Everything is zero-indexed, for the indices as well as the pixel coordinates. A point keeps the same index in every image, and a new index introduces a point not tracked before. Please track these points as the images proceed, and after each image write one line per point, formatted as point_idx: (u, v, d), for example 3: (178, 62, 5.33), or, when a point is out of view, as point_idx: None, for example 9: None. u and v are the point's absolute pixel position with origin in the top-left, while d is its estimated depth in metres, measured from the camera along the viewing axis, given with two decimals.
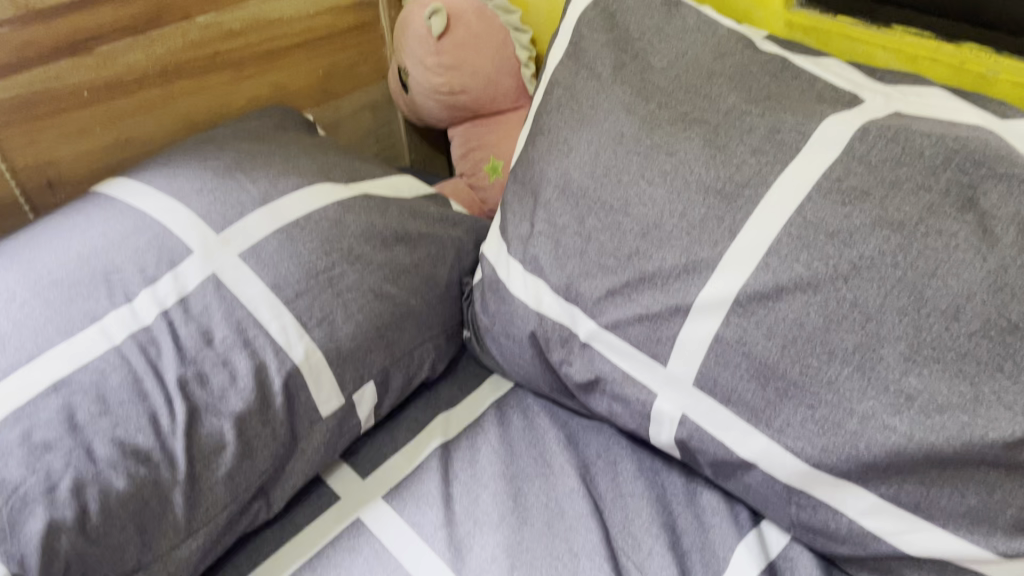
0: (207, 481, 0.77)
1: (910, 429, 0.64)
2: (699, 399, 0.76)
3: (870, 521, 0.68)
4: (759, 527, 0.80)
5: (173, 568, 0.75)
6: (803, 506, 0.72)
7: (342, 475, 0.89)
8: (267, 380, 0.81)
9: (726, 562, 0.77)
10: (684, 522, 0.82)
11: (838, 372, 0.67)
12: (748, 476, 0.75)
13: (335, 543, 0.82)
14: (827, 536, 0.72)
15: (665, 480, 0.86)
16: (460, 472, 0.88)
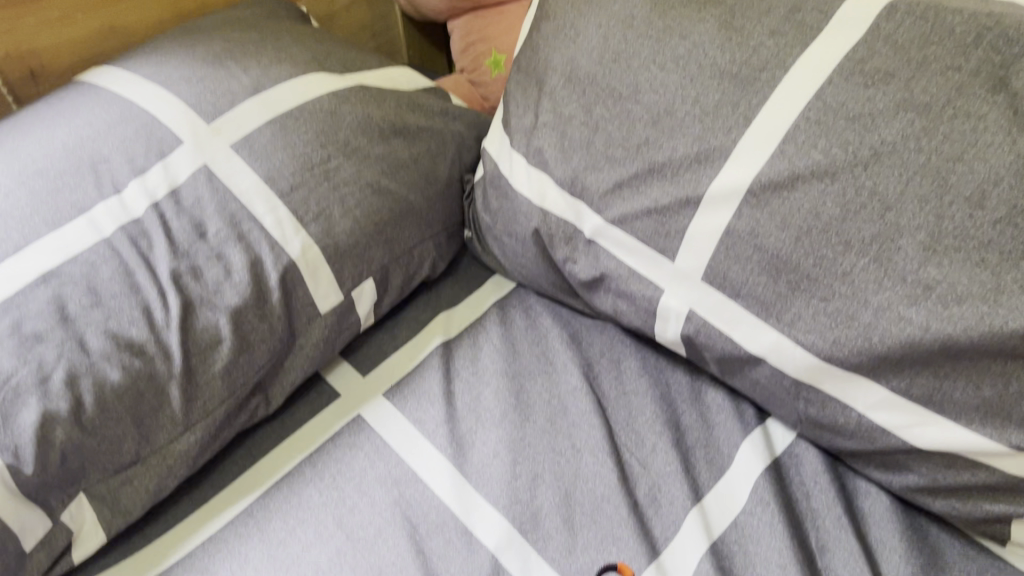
0: (204, 375, 0.75)
1: (926, 320, 0.62)
2: (707, 294, 0.74)
3: (880, 415, 0.67)
4: (764, 425, 0.79)
5: (172, 461, 0.74)
6: (811, 401, 0.71)
7: (342, 373, 0.88)
8: (262, 274, 0.79)
9: (730, 459, 0.77)
10: (688, 419, 0.81)
11: (854, 263, 0.65)
12: (755, 372, 0.74)
13: (336, 439, 0.81)
14: (835, 431, 0.71)
15: (669, 378, 0.85)
16: (461, 370, 0.87)
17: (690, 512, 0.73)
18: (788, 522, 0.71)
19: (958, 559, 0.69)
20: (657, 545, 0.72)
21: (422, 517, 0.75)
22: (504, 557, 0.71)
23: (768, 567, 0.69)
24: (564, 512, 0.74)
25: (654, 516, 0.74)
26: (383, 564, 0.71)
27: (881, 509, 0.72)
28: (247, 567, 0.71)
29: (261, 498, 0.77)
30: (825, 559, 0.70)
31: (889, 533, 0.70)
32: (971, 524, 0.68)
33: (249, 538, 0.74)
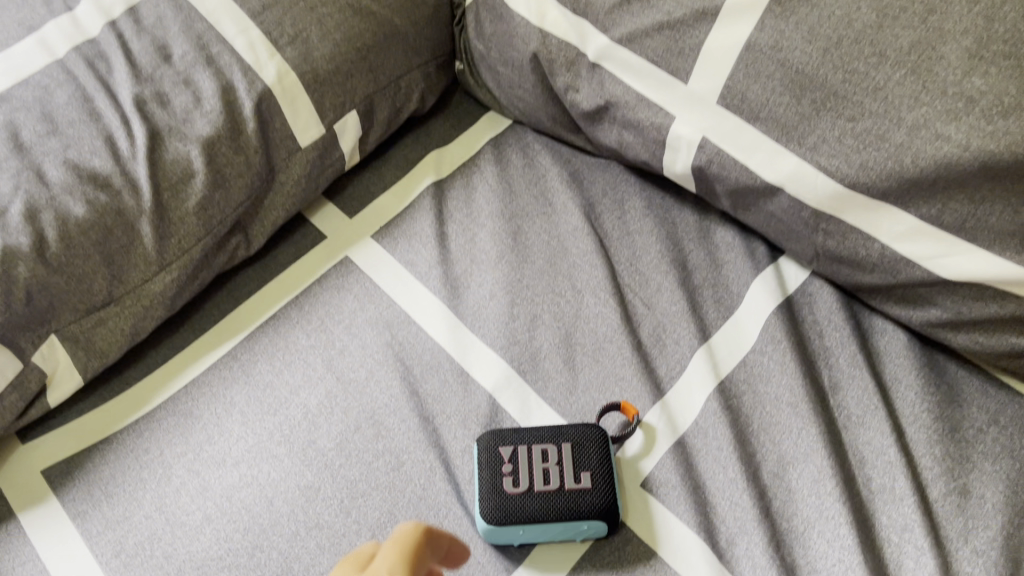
0: (176, 212, 0.70)
1: (967, 138, 0.56)
2: (722, 119, 0.68)
3: (904, 246, 0.63)
4: (777, 263, 0.75)
5: (148, 302, 0.70)
6: (831, 233, 0.66)
7: (326, 213, 0.82)
8: (236, 102, 0.72)
9: (740, 299, 0.73)
10: (696, 258, 0.76)
11: (888, 77, 0.59)
12: (771, 204, 0.69)
13: (322, 282, 0.76)
14: (854, 266, 0.67)
15: (676, 216, 0.79)
16: (455, 211, 0.81)
17: (697, 352, 0.69)
18: (800, 361, 0.67)
19: (976, 396, 0.66)
20: (662, 385, 0.69)
21: (416, 359, 0.71)
22: (501, 397, 0.69)
23: (778, 406, 0.66)
24: (565, 353, 0.71)
25: (659, 356, 0.70)
26: (376, 406, 0.68)
27: (897, 346, 0.69)
28: (233, 410, 0.69)
29: (245, 341, 0.73)
30: (837, 397, 0.67)
31: (905, 371, 0.67)
32: (993, 360, 0.65)
33: (234, 381, 0.70)
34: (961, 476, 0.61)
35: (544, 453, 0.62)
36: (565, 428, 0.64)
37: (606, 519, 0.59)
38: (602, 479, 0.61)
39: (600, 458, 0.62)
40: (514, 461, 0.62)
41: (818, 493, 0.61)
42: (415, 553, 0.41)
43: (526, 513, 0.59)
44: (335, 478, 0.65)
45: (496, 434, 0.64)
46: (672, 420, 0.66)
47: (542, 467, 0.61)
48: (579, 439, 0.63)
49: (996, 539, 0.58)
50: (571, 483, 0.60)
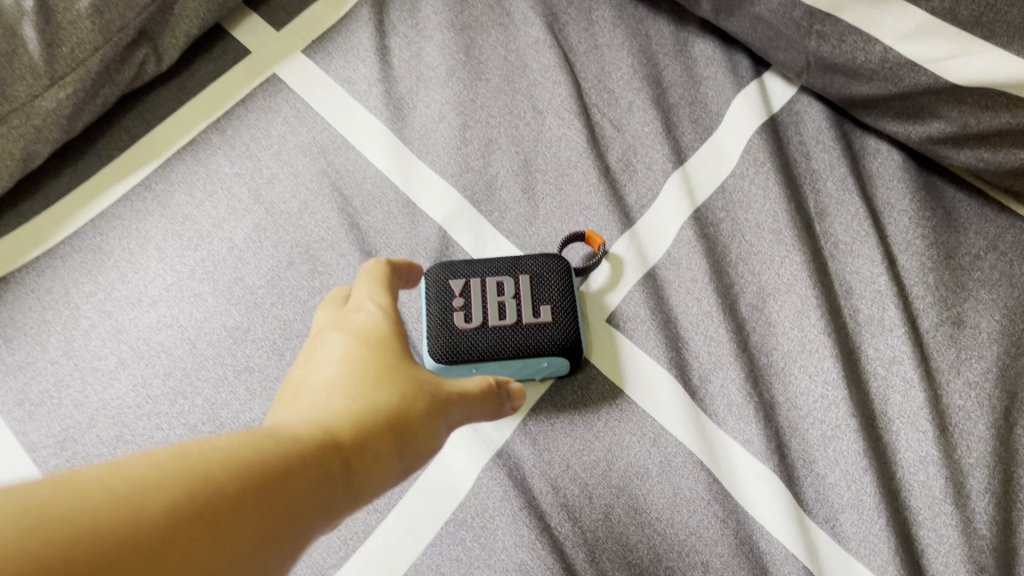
0: (65, 15, 0.60)
1: None
2: None
3: (909, 47, 0.55)
4: (761, 79, 0.67)
5: (41, 122, 0.60)
6: (825, 37, 0.58)
7: (247, 25, 0.71)
8: None
9: (719, 119, 0.65)
10: (671, 74, 0.68)
11: None
12: (756, 6, 0.61)
13: (247, 103, 0.67)
14: (850, 75, 0.59)
15: (650, 29, 0.70)
16: (399, 23, 0.71)
17: (672, 175, 0.62)
18: (784, 184, 0.60)
19: (974, 221, 0.60)
20: (631, 214, 0.61)
21: (355, 188, 0.63)
22: (452, 230, 0.61)
23: (758, 234, 0.59)
24: (523, 180, 0.63)
25: (628, 182, 0.63)
26: (311, 240, 0.61)
27: (892, 168, 0.62)
28: (149, 246, 0.61)
29: (160, 170, 0.64)
30: (824, 224, 0.60)
31: (899, 195, 0.61)
32: (997, 177, 0.58)
33: (149, 214, 0.62)
34: (955, 305, 0.56)
35: (500, 286, 0.55)
36: (524, 259, 0.57)
37: (568, 356, 0.53)
38: (564, 314, 0.54)
39: (562, 291, 0.55)
40: (467, 295, 0.55)
41: (800, 326, 0.55)
42: (389, 284, 0.46)
43: (480, 349, 0.53)
44: (266, 318, 0.58)
45: (445, 266, 0.57)
46: (642, 251, 0.59)
47: (498, 301, 0.55)
48: (539, 271, 0.56)
49: (990, 370, 0.54)
50: (530, 317, 0.54)
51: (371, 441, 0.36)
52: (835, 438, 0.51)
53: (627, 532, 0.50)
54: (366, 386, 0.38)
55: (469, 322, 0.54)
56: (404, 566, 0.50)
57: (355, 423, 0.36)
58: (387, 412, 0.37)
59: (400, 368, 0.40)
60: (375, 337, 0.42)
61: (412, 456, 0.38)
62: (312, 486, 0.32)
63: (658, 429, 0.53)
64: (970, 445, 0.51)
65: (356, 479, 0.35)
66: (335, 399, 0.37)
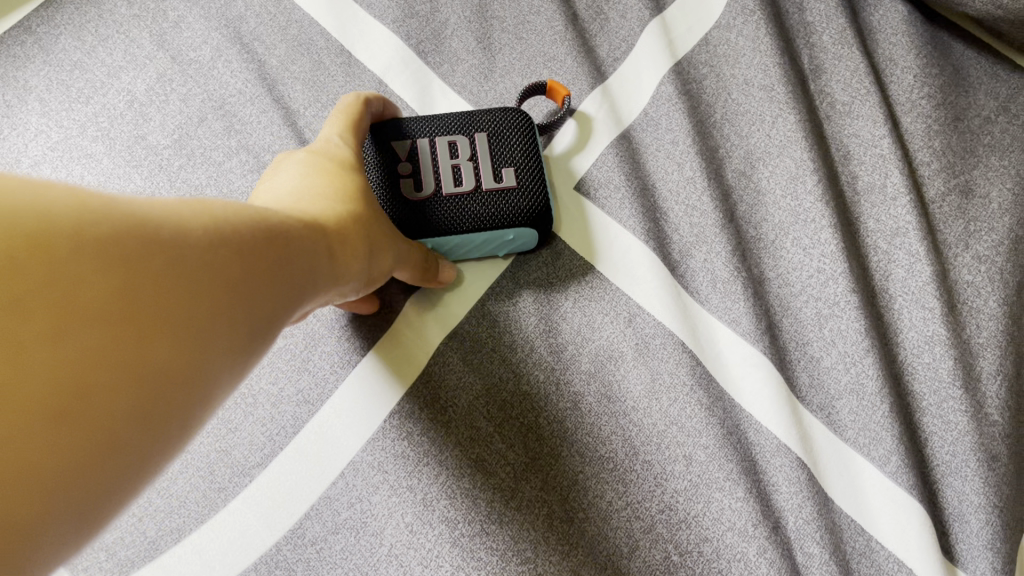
0: None
1: None
2: None
3: None
4: None
5: None
6: None
7: None
8: None
9: None
10: None
11: None
12: None
13: None
14: None
15: None
16: None
17: (649, 24, 0.54)
18: (777, 35, 0.53)
19: (984, 80, 0.53)
20: (601, 68, 0.53)
21: (279, 35, 0.53)
22: (394, 83, 0.52)
23: (746, 91, 0.52)
24: (478, 27, 0.54)
25: (599, 33, 0.55)
26: (225, 93, 0.51)
27: (896, 21, 0.54)
28: (30, 98, 0.51)
29: (43, 9, 0.53)
30: (819, 82, 0.53)
31: (902, 50, 0.53)
32: (1014, 28, 0.51)
33: (29, 61, 0.52)
34: (962, 172, 0.50)
35: (452, 146, 0.47)
36: (476, 114, 0.48)
37: (538, 228, 0.46)
38: (529, 176, 0.47)
39: (523, 150, 0.48)
40: (413, 159, 0.46)
41: (793, 194, 0.49)
42: (358, 121, 0.43)
43: (435, 225, 0.45)
44: (173, 183, 0.49)
45: (382, 124, 0.47)
46: (615, 109, 0.52)
47: (452, 164, 0.47)
48: (495, 129, 0.48)
49: (1003, 242, 0.47)
50: (490, 181, 0.46)
51: (353, 235, 0.37)
52: (832, 318, 0.45)
53: (599, 422, 0.44)
54: (337, 194, 0.38)
55: (420, 192, 0.46)
56: (342, 464, 0.43)
57: (339, 219, 0.36)
58: (360, 218, 0.38)
59: (368, 191, 0.40)
60: (340, 161, 0.40)
61: (379, 263, 0.39)
62: (310, 253, 0.33)
63: (633, 308, 0.46)
64: (980, 325, 0.46)
65: (338, 263, 0.35)
66: (318, 197, 0.37)
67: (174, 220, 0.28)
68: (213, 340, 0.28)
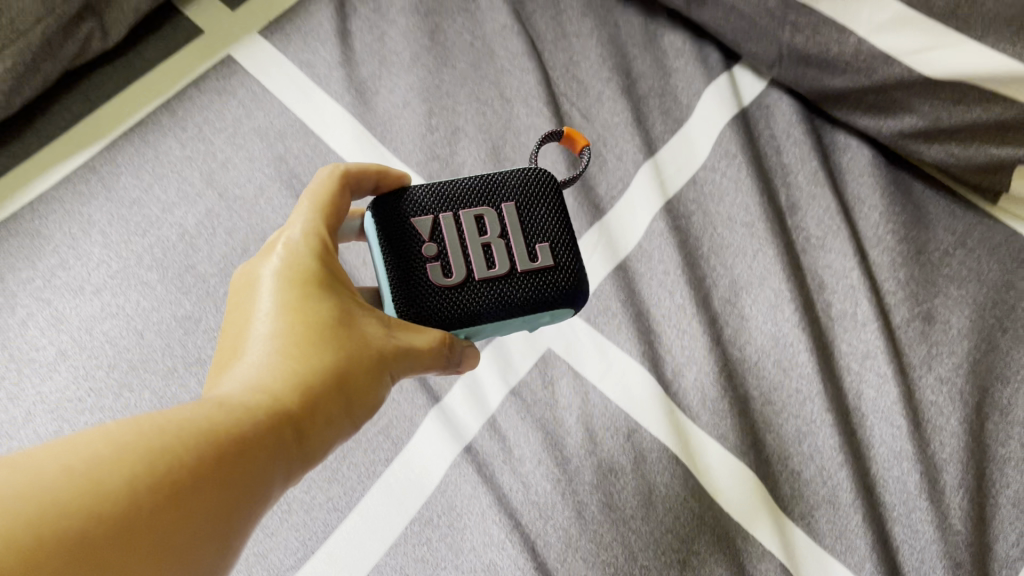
0: None
1: None
2: None
3: (885, 37, 0.54)
4: (731, 72, 0.65)
5: None
6: (799, 28, 0.58)
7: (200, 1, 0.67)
8: None
9: (689, 111, 0.64)
10: (640, 66, 0.66)
11: None
12: None
13: (199, 85, 0.63)
14: (822, 67, 0.59)
15: (619, 20, 0.68)
16: (360, 7, 0.68)
17: (642, 167, 0.61)
18: (757, 177, 0.59)
19: (942, 217, 0.59)
20: (601, 206, 0.60)
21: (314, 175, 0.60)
22: None
23: (730, 227, 0.58)
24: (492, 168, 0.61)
25: (599, 173, 0.61)
26: (267, 226, 0.58)
27: (862, 164, 0.61)
28: (93, 231, 0.57)
29: (106, 151, 0.60)
30: (795, 218, 0.60)
31: (869, 190, 0.60)
32: (966, 174, 0.58)
33: (93, 197, 0.58)
34: (925, 301, 0.55)
35: (479, 221, 0.46)
36: (502, 182, 0.47)
37: (569, 307, 0.46)
38: (563, 251, 0.46)
39: (554, 221, 0.47)
40: (439, 239, 0.45)
41: (774, 320, 0.54)
42: (326, 210, 0.44)
43: (466, 311, 0.44)
44: (219, 309, 0.55)
45: (395, 199, 0.46)
46: (613, 243, 0.58)
47: (482, 243, 0.45)
48: (521, 197, 0.47)
49: (962, 366, 0.53)
50: (523, 259, 0.45)
51: (322, 401, 0.37)
52: (810, 434, 0.51)
53: (601, 530, 0.48)
54: (303, 341, 0.38)
55: (449, 275, 0.44)
56: (366, 568, 0.47)
57: (302, 388, 0.37)
58: (330, 367, 0.38)
59: (342, 323, 0.40)
60: (309, 281, 0.41)
61: (360, 407, 0.39)
62: (273, 452, 0.34)
63: (632, 424, 0.52)
64: (943, 441, 0.51)
65: (302, 445, 0.36)
66: (280, 362, 0.37)
67: (108, 483, 0.28)
68: None
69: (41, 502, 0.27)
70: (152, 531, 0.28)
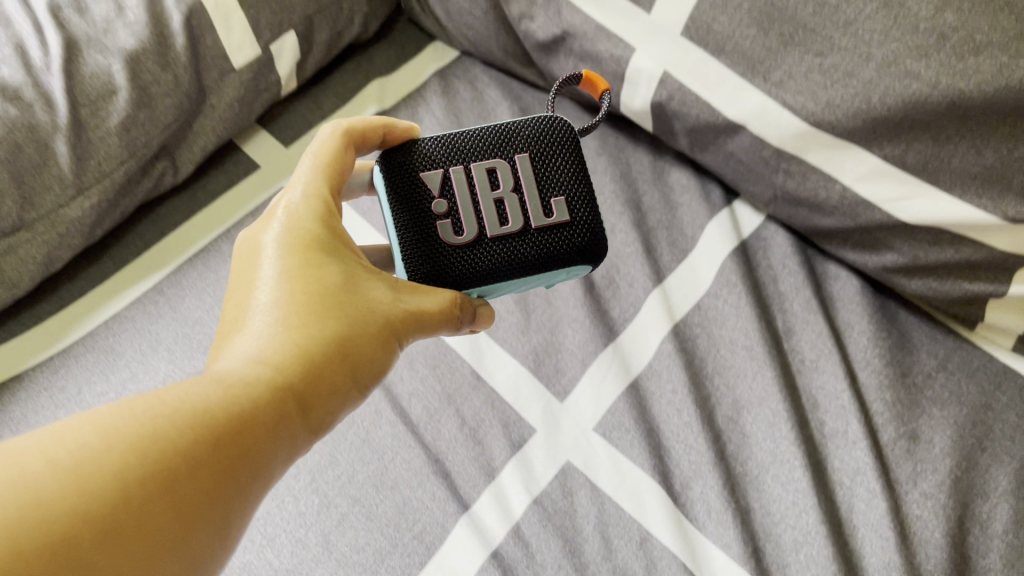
0: (96, 131, 0.64)
1: (936, 75, 0.54)
2: (685, 51, 0.66)
3: (866, 186, 0.61)
4: (731, 206, 0.73)
5: (65, 229, 0.64)
6: (791, 174, 0.65)
7: (257, 137, 0.76)
8: (163, 15, 0.66)
9: (693, 241, 0.71)
10: (649, 199, 0.74)
11: (859, 11, 0.56)
12: (731, 144, 0.67)
13: (256, 214, 0.71)
14: (813, 208, 0.66)
15: (631, 158, 0.77)
16: None
17: (651, 293, 0.67)
18: (755, 304, 0.66)
19: (925, 342, 0.66)
20: (615, 328, 0.66)
21: None
22: (450, 339, 0.65)
23: (732, 350, 0.64)
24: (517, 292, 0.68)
25: (613, 297, 0.68)
26: None
27: (851, 292, 0.68)
28: (160, 347, 0.64)
29: (173, 275, 0.68)
30: (791, 342, 0.66)
31: (858, 316, 0.66)
32: (945, 305, 0.64)
33: (161, 316, 0.66)
34: (910, 420, 0.61)
35: (492, 174, 0.53)
36: (514, 136, 0.54)
37: (577, 257, 0.54)
38: (574, 206, 0.54)
39: (564, 173, 0.54)
40: (451, 197, 0.52)
41: (773, 437, 0.60)
42: (323, 184, 0.51)
43: (479, 265, 0.52)
44: None
45: (406, 155, 0.53)
46: (626, 364, 0.64)
47: (496, 198, 0.52)
48: (534, 151, 0.54)
49: (945, 482, 0.58)
50: (535, 215, 0.53)
51: (322, 365, 0.44)
52: (806, 544, 0.56)
53: None
54: (302, 311, 0.45)
55: (461, 232, 0.52)
56: None
57: (301, 357, 0.43)
58: (326, 336, 0.45)
59: (337, 296, 0.46)
60: (307, 255, 0.47)
61: (361, 371, 0.46)
62: (273, 418, 0.41)
63: (644, 533, 0.57)
64: (928, 553, 0.56)
65: (303, 406, 0.43)
66: (283, 330, 0.44)
67: (119, 462, 0.34)
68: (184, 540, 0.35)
69: (62, 484, 0.33)
70: (161, 494, 0.35)
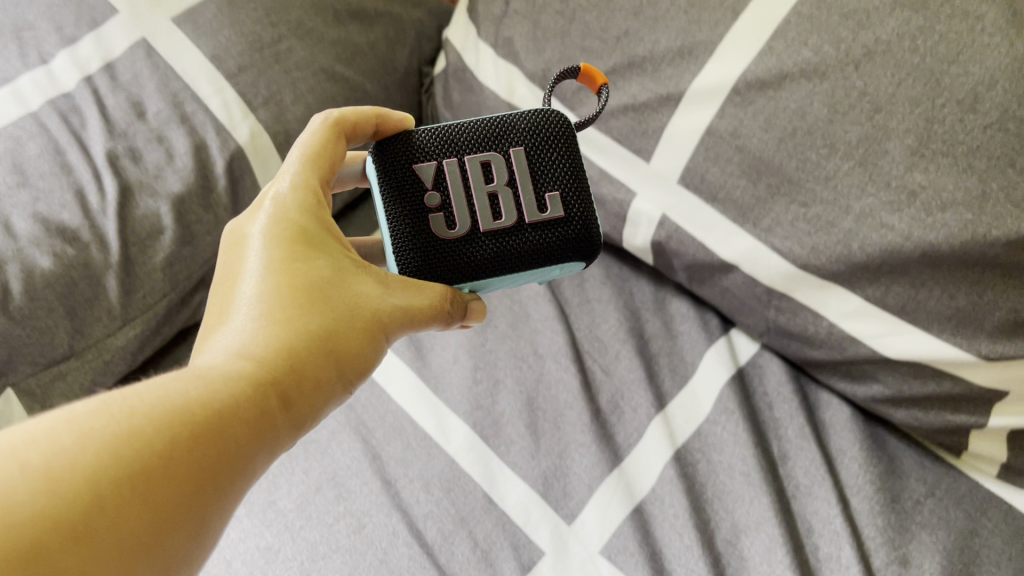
0: (143, 267, 0.70)
1: (908, 228, 0.59)
2: (681, 197, 0.72)
3: (851, 323, 0.66)
4: (728, 335, 0.78)
5: (111, 356, 0.69)
6: (782, 310, 0.70)
7: None
8: (208, 161, 0.73)
9: (693, 368, 0.75)
10: (651, 326, 0.79)
11: (837, 167, 0.62)
12: (725, 280, 0.73)
13: None
14: (804, 341, 0.71)
15: (634, 288, 0.82)
16: None
17: (653, 419, 0.71)
18: (752, 430, 0.70)
19: (914, 469, 0.69)
20: (619, 452, 0.70)
21: (378, 421, 0.72)
22: (463, 462, 0.69)
23: (730, 475, 0.68)
24: (527, 416, 0.72)
25: (617, 422, 0.72)
26: (337, 467, 0.69)
27: (842, 419, 0.72)
28: None
29: None
30: (786, 467, 0.70)
31: (848, 442, 0.70)
32: (929, 434, 0.69)
33: None
34: (901, 545, 0.64)
35: (487, 167, 0.53)
36: (511, 126, 0.54)
37: (569, 253, 0.54)
38: (569, 200, 0.54)
39: (560, 166, 0.54)
40: (444, 189, 0.53)
41: (769, 561, 0.63)
42: (309, 180, 0.53)
43: (470, 259, 0.53)
44: (295, 540, 0.66)
45: (402, 143, 0.54)
46: (630, 488, 0.68)
47: (490, 192, 0.53)
48: (530, 144, 0.54)
49: None
50: (528, 210, 0.53)
51: (308, 361, 0.45)
52: None
53: None
54: (290, 306, 0.46)
55: (453, 227, 0.53)
56: None
57: (288, 353, 0.44)
58: (313, 333, 0.46)
59: (321, 295, 0.48)
60: (295, 252, 0.49)
61: (345, 369, 0.48)
62: (262, 408, 0.41)
63: None
64: None
65: (289, 401, 0.43)
66: (271, 326, 0.45)
67: (108, 448, 0.34)
68: (175, 529, 0.35)
69: (48, 477, 0.32)
70: (150, 480, 0.34)
